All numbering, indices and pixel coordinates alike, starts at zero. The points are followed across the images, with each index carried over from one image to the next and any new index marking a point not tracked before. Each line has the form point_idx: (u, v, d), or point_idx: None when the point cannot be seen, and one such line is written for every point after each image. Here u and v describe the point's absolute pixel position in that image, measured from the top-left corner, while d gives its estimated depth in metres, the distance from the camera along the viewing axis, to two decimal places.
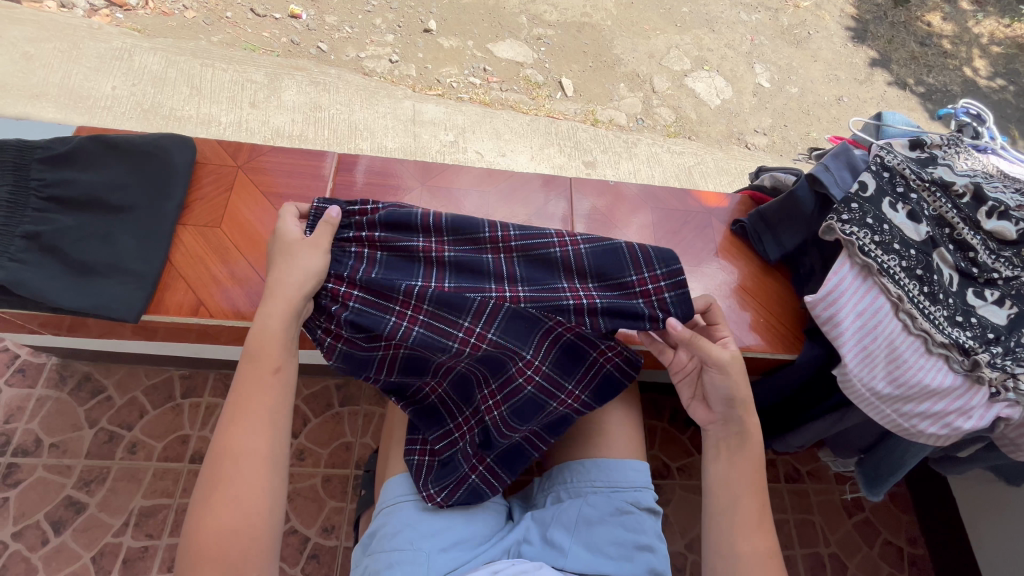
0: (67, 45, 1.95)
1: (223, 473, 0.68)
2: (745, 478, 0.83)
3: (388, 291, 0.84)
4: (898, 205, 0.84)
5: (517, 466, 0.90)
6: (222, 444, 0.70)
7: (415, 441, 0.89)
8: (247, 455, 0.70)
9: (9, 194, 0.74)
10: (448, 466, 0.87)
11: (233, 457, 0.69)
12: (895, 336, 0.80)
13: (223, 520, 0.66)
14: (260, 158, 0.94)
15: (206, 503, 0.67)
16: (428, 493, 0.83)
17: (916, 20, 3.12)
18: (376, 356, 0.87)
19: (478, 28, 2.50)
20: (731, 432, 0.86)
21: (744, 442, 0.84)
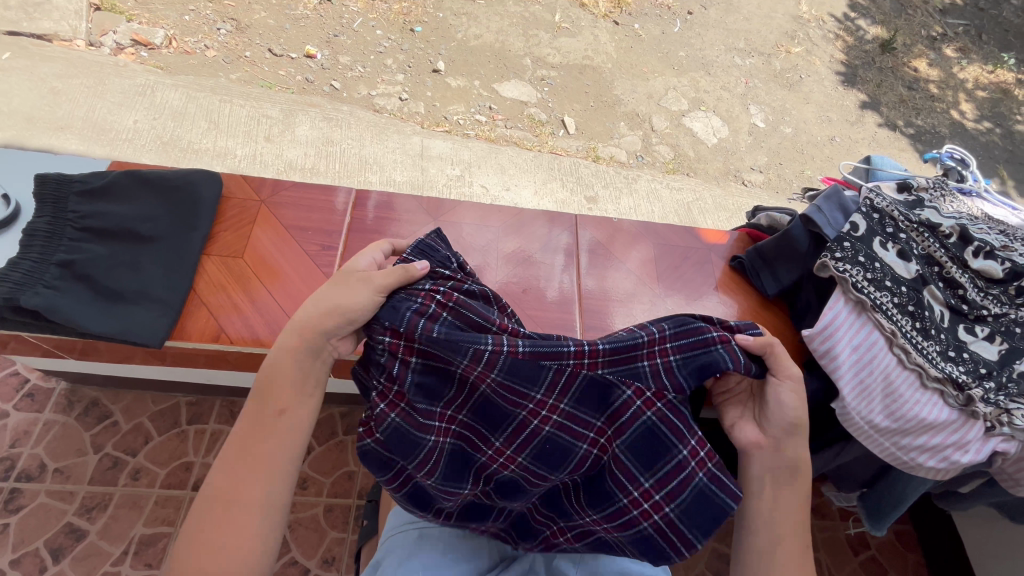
0: (93, 81, 2.05)
1: (214, 515, 0.71)
2: (789, 511, 0.78)
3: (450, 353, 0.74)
4: (889, 244, 0.88)
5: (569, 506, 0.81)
6: (221, 488, 0.73)
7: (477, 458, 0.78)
8: (243, 504, 0.72)
9: (47, 224, 0.78)
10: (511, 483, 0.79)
11: (226, 507, 0.72)
12: (891, 369, 0.82)
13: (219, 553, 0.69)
14: (282, 193, 0.98)
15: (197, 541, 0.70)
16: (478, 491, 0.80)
17: (903, 66, 3.26)
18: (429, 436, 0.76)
19: (484, 69, 2.62)
20: (783, 467, 0.79)
21: (793, 477, 0.79)
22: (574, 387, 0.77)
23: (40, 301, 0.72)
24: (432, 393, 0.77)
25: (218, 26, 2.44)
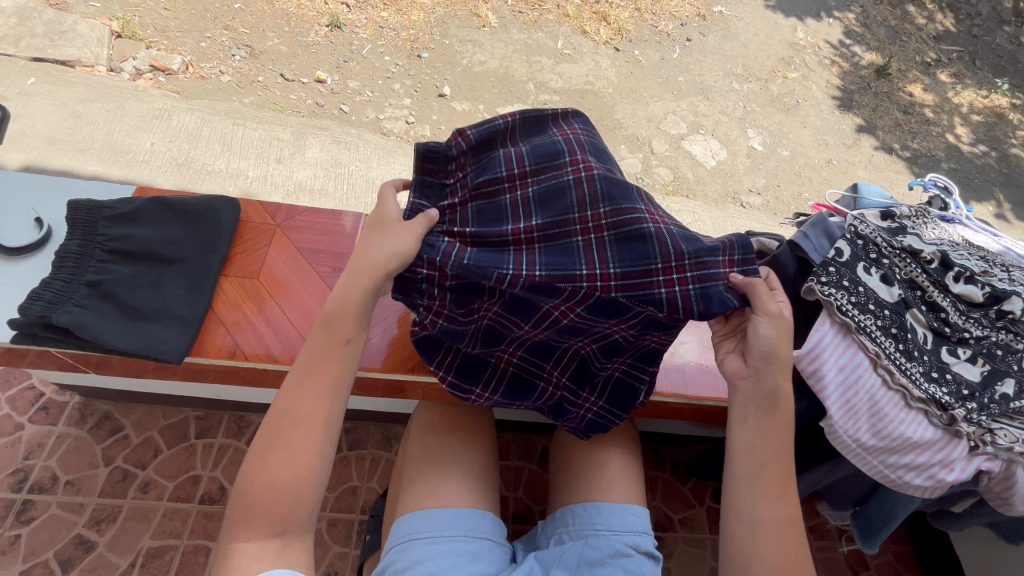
0: (113, 105, 2.14)
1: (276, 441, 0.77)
2: (772, 443, 0.83)
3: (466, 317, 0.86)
4: (872, 269, 0.92)
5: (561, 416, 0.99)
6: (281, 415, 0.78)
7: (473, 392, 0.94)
8: (301, 426, 0.77)
9: (78, 247, 0.84)
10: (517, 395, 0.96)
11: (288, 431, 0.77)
12: (876, 390, 0.86)
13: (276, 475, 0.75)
14: (296, 218, 1.03)
15: (259, 463, 0.76)
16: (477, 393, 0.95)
17: (898, 91, 3.34)
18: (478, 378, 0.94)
19: (489, 94, 2.71)
20: (762, 395, 0.84)
21: (775, 408, 0.84)
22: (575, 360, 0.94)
23: (70, 319, 0.77)
24: (470, 372, 0.94)
25: (233, 53, 2.54)
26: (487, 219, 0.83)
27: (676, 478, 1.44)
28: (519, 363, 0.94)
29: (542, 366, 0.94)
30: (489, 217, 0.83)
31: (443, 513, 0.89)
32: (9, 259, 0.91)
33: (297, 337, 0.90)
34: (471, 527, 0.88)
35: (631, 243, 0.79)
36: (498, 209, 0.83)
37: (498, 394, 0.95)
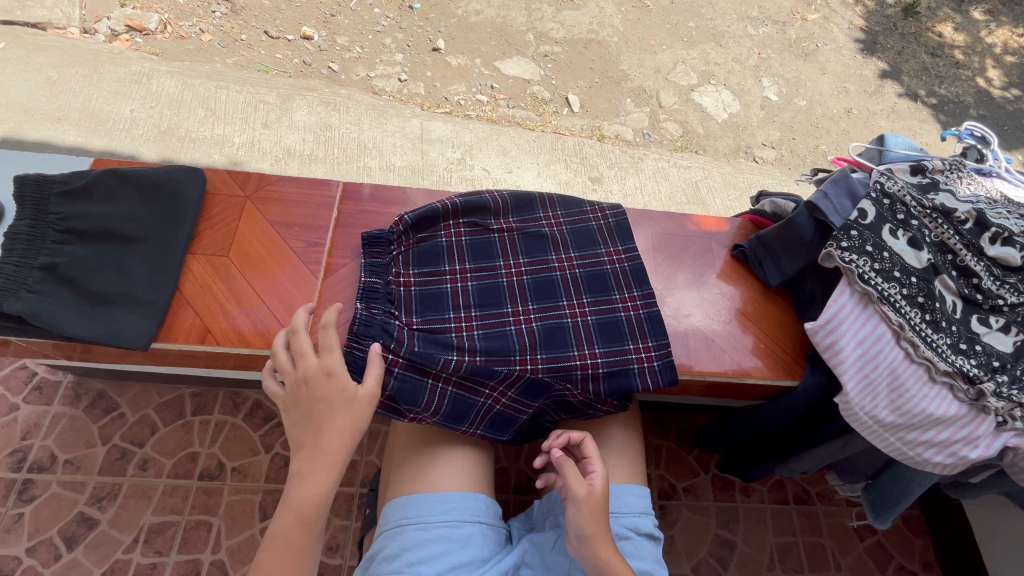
0: (88, 70, 2.03)
1: (282, 532, 0.73)
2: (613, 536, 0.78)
3: (427, 364, 0.84)
4: (899, 231, 0.83)
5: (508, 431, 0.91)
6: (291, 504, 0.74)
7: (409, 412, 0.85)
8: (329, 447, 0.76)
9: (29, 228, 0.76)
10: (454, 416, 0.87)
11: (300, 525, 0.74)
12: (897, 364, 0.79)
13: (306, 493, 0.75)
14: (267, 188, 0.96)
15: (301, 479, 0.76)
16: (412, 415, 0.85)
17: (926, 31, 3.09)
18: (422, 396, 0.85)
19: (486, 46, 2.54)
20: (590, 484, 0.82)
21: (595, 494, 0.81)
22: (524, 386, 0.87)
23: (22, 307, 0.70)
24: (410, 397, 0.84)
25: (213, 8, 2.39)
26: (487, 297, 0.93)
27: (680, 447, 1.47)
28: (458, 385, 0.86)
29: (482, 384, 0.86)
30: (489, 295, 0.93)
31: (432, 499, 0.85)
32: None
33: (273, 319, 0.84)
34: (461, 511, 0.84)
35: (611, 323, 0.93)
36: (496, 288, 0.94)
37: (440, 415, 0.86)
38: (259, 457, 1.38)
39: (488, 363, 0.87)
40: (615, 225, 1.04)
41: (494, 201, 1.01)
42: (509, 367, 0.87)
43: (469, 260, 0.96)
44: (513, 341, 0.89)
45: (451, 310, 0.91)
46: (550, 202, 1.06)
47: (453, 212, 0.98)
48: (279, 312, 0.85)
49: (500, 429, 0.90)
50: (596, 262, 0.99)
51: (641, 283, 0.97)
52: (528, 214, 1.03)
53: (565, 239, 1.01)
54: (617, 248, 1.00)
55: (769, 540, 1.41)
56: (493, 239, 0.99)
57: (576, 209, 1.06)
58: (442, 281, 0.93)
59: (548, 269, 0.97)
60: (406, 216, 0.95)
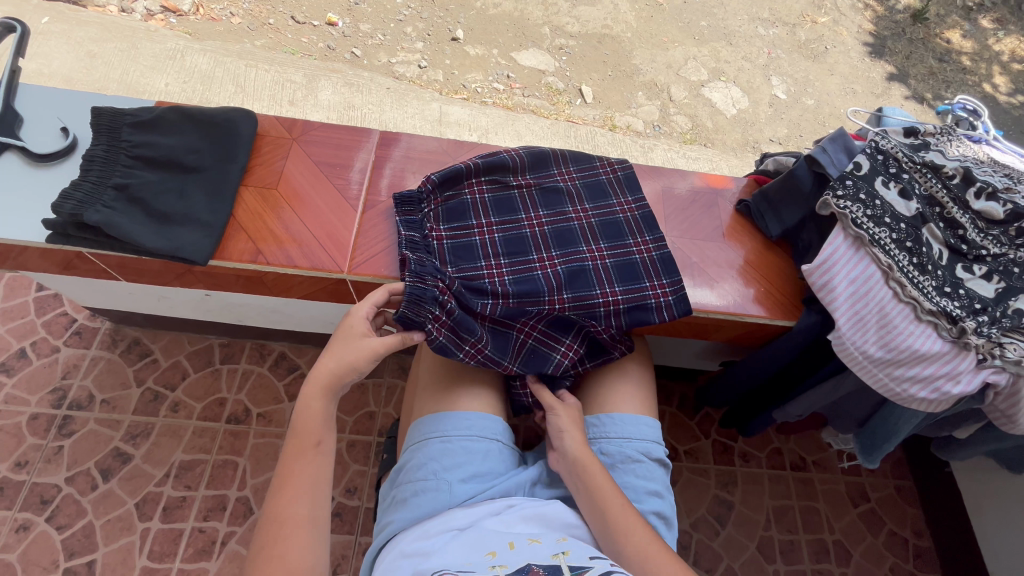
0: (126, 46, 2.13)
1: (290, 452, 0.79)
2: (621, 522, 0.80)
3: (471, 305, 0.92)
4: (890, 183, 0.91)
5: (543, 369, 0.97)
6: (298, 428, 0.80)
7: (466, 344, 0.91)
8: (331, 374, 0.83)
9: (103, 151, 0.90)
10: (500, 348, 0.94)
11: (305, 445, 0.79)
12: (886, 302, 0.86)
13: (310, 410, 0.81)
14: (310, 133, 1.08)
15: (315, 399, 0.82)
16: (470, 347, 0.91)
17: (934, 37, 3.14)
18: (477, 330, 0.92)
19: (503, 37, 2.63)
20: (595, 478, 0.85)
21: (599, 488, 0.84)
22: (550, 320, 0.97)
23: (99, 218, 0.83)
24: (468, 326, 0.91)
25: None
26: (514, 246, 1.01)
27: (683, 413, 1.54)
28: (495, 322, 0.95)
29: (513, 322, 0.95)
30: (515, 244, 1.01)
31: (455, 417, 0.93)
32: (36, 167, 0.95)
33: (318, 247, 0.95)
34: (481, 429, 0.92)
35: (629, 265, 1.00)
36: (522, 239, 1.02)
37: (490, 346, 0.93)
38: (283, 405, 1.46)
39: (521, 305, 0.94)
40: (624, 177, 1.13)
41: (512, 159, 1.07)
42: (540, 307, 0.95)
43: (494, 215, 1.02)
44: (541, 284, 0.96)
45: (483, 260, 0.98)
46: (562, 157, 1.12)
47: (475, 171, 1.04)
48: (321, 234, 0.96)
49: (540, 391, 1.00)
50: (609, 210, 1.07)
51: (652, 228, 1.06)
52: (543, 170, 1.10)
53: (580, 192, 1.09)
54: (627, 199, 1.09)
55: (767, 502, 1.47)
56: (514, 195, 1.06)
57: (587, 163, 1.14)
58: (471, 235, 1.00)
59: (567, 220, 1.05)
60: (431, 176, 1.01)
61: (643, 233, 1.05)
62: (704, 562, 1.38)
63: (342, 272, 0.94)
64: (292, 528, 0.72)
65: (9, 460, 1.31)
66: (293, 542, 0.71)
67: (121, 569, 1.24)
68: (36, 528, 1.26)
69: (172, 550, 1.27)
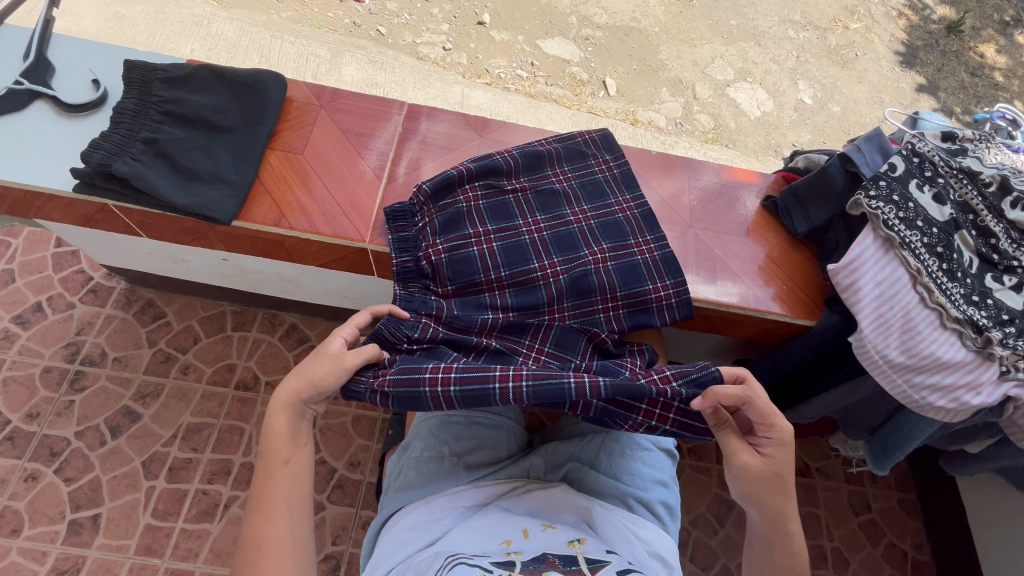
0: (154, 10, 2.12)
1: (262, 477, 0.79)
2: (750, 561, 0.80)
3: (467, 328, 0.91)
4: (925, 186, 0.89)
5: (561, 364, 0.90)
6: (266, 448, 0.80)
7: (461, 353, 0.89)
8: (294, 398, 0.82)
9: (134, 105, 0.91)
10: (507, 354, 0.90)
11: (275, 465, 0.79)
12: (912, 307, 0.85)
13: (276, 432, 0.81)
14: (338, 101, 1.08)
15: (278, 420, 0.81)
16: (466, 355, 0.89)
17: (968, 50, 3.05)
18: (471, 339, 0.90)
19: (530, 24, 2.59)
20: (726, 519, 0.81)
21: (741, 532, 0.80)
22: (557, 338, 0.93)
23: (128, 169, 0.84)
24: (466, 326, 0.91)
25: None
26: (514, 255, 0.96)
27: None
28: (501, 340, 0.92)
29: (520, 340, 0.92)
30: (516, 253, 0.96)
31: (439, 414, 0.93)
32: (67, 118, 0.95)
33: (342, 216, 0.96)
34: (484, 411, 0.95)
35: (631, 266, 0.97)
36: (521, 246, 0.97)
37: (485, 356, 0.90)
38: None
39: (521, 318, 0.93)
40: (620, 174, 1.08)
41: (506, 162, 1.03)
42: (540, 319, 0.94)
43: (490, 223, 0.98)
44: (541, 293, 0.94)
45: (483, 272, 0.94)
46: (557, 155, 1.07)
47: (468, 176, 1.00)
48: (345, 203, 0.97)
49: (601, 372, 0.86)
50: (607, 210, 1.03)
51: (653, 227, 1.02)
52: (538, 173, 1.05)
53: (577, 193, 1.04)
54: (625, 196, 1.05)
55: None
56: (509, 199, 1.01)
57: (581, 161, 1.08)
58: (468, 246, 0.95)
59: (566, 224, 1.01)
60: (424, 186, 0.98)
61: (644, 232, 1.01)
62: (700, 559, 1.38)
63: (363, 241, 0.95)
64: (270, 549, 0.73)
65: (22, 411, 1.33)
66: (276, 560, 0.72)
67: (125, 524, 1.26)
68: (44, 478, 1.28)
69: (175, 509, 1.28)
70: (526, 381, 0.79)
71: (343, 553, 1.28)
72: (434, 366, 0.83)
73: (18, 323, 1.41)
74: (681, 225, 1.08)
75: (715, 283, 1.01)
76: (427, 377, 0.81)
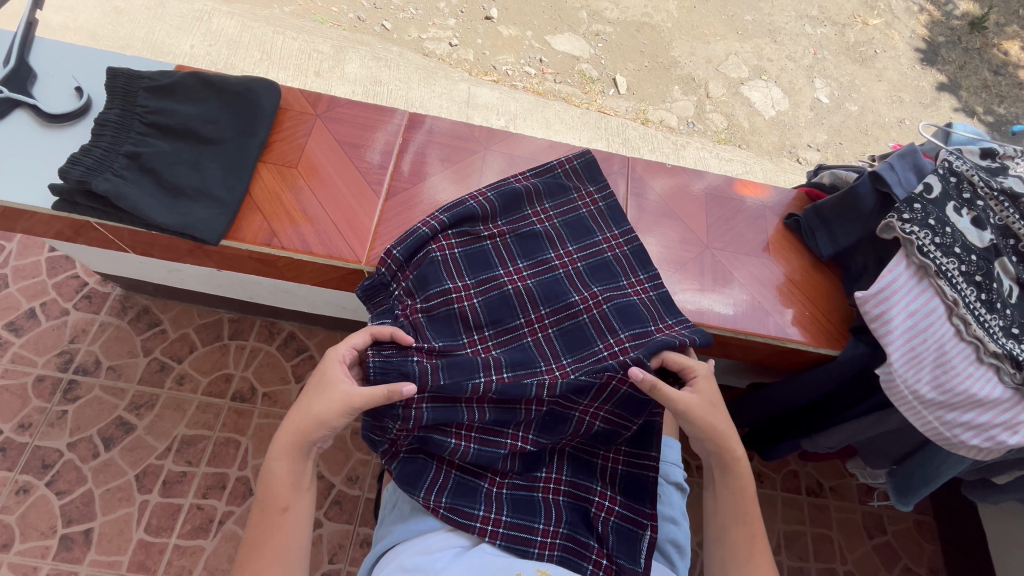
0: (153, 4, 2.07)
1: (258, 521, 0.76)
2: None
3: (456, 393, 0.82)
4: (964, 209, 0.83)
5: (557, 429, 0.86)
6: (264, 493, 0.76)
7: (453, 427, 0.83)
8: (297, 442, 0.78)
9: (118, 116, 0.87)
10: (504, 416, 0.84)
11: (273, 513, 0.75)
12: (945, 339, 0.79)
13: (275, 476, 0.77)
14: (335, 110, 1.03)
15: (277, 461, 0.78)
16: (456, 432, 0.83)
17: (992, 47, 2.94)
18: (460, 409, 0.83)
19: (538, 19, 2.51)
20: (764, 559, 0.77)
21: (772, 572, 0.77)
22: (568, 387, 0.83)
23: (109, 187, 0.80)
24: (461, 372, 0.83)
25: None
26: (497, 311, 0.90)
27: None
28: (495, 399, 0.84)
29: (519, 399, 0.83)
30: (500, 308, 0.90)
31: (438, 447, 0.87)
32: (50, 127, 0.91)
33: (337, 235, 0.91)
34: None
35: (627, 306, 0.90)
36: (506, 301, 0.90)
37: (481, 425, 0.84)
38: (289, 386, 1.41)
39: (516, 378, 0.84)
40: (606, 208, 1.00)
41: (481, 206, 0.94)
42: (538, 383, 0.84)
43: (470, 275, 0.90)
44: (534, 352, 0.88)
45: (466, 336, 0.88)
46: (536, 193, 0.98)
47: (440, 228, 0.91)
48: (342, 219, 0.92)
49: (577, 471, 0.88)
50: (595, 249, 0.96)
51: (645, 265, 0.96)
52: (516, 213, 0.97)
53: (560, 234, 0.97)
54: (613, 232, 0.98)
55: (778, 526, 1.41)
56: (487, 247, 0.93)
57: (562, 195, 1.00)
58: (449, 303, 0.88)
59: (550, 269, 0.94)
60: (393, 250, 0.89)
61: (637, 271, 0.95)
62: None
63: (359, 262, 0.89)
64: None
65: (13, 421, 1.30)
66: None
67: (117, 540, 1.23)
68: (35, 492, 1.25)
69: (169, 525, 1.25)
70: (506, 489, 0.85)
71: (339, 571, 1.24)
72: (423, 494, 0.81)
73: (11, 330, 1.38)
74: (698, 245, 1.02)
75: (728, 301, 0.96)
76: (421, 496, 0.81)
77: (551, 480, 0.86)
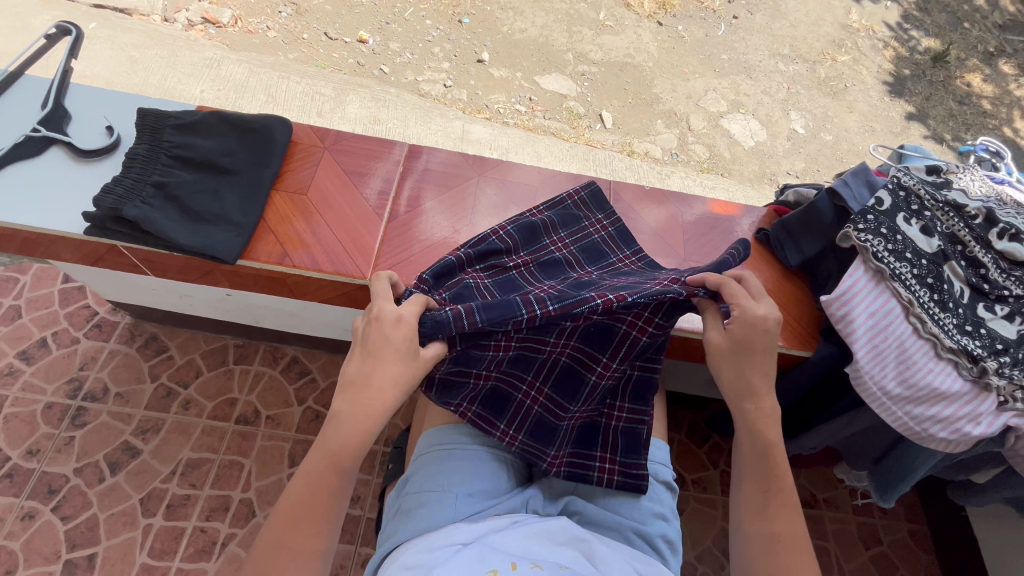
0: (167, 53, 2.21)
1: (313, 475, 0.75)
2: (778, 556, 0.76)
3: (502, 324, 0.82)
4: (912, 220, 0.92)
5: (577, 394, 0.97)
6: (325, 455, 0.76)
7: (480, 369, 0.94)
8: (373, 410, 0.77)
9: (145, 151, 0.95)
10: (523, 360, 0.95)
11: (332, 475, 0.75)
12: (906, 337, 0.86)
13: (336, 440, 0.76)
14: (342, 143, 1.13)
15: (344, 424, 0.77)
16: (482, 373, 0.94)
17: (955, 79, 3.13)
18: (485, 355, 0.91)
19: (527, 61, 2.68)
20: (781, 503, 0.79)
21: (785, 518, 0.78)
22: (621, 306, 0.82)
23: (139, 213, 0.88)
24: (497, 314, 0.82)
25: (280, 9, 2.60)
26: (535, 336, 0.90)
27: (691, 441, 1.48)
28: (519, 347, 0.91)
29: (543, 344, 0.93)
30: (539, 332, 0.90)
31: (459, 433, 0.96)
32: (80, 161, 0.99)
33: (344, 255, 0.98)
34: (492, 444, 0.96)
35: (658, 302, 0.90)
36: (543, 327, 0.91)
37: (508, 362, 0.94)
38: (292, 408, 1.45)
39: (563, 309, 0.82)
40: (615, 232, 1.07)
41: (504, 240, 0.99)
42: (590, 308, 0.82)
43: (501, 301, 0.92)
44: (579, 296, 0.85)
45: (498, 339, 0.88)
46: (553, 225, 1.04)
47: (468, 259, 0.95)
48: (349, 241, 1.00)
49: (582, 439, 0.98)
50: (609, 268, 1.02)
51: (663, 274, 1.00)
52: (538, 247, 1.02)
53: (577, 258, 1.03)
54: (625, 253, 1.04)
55: None
56: (513, 275, 0.97)
57: (574, 224, 1.07)
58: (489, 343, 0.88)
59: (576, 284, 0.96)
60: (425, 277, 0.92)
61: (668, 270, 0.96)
62: None
63: (365, 278, 0.96)
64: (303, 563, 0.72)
65: (21, 448, 1.33)
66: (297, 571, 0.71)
67: (121, 564, 1.24)
68: (40, 517, 1.27)
69: (172, 548, 1.27)
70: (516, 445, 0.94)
71: None
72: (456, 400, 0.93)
73: (22, 359, 1.43)
74: (677, 259, 1.11)
75: None
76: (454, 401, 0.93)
77: (553, 457, 0.95)
